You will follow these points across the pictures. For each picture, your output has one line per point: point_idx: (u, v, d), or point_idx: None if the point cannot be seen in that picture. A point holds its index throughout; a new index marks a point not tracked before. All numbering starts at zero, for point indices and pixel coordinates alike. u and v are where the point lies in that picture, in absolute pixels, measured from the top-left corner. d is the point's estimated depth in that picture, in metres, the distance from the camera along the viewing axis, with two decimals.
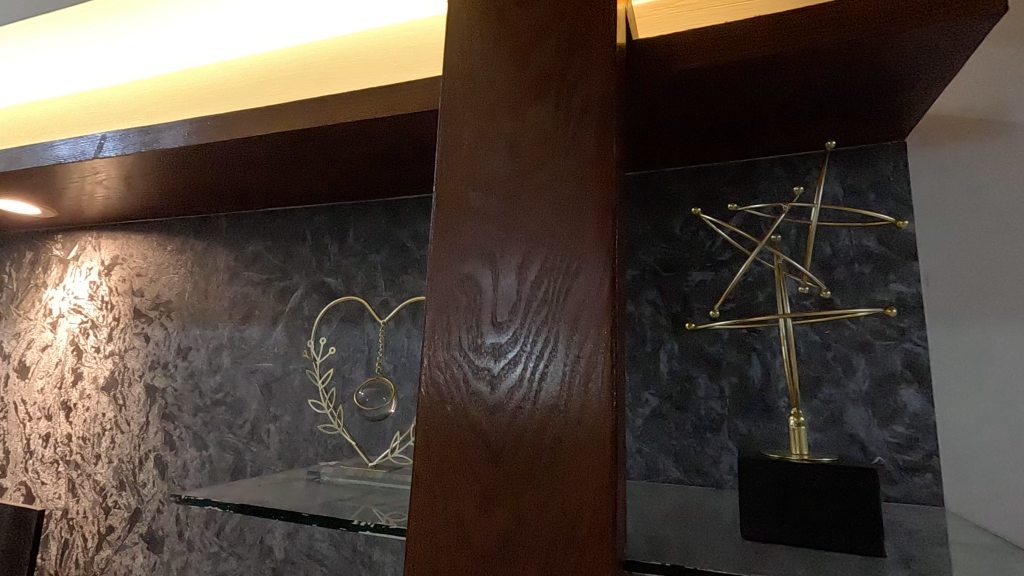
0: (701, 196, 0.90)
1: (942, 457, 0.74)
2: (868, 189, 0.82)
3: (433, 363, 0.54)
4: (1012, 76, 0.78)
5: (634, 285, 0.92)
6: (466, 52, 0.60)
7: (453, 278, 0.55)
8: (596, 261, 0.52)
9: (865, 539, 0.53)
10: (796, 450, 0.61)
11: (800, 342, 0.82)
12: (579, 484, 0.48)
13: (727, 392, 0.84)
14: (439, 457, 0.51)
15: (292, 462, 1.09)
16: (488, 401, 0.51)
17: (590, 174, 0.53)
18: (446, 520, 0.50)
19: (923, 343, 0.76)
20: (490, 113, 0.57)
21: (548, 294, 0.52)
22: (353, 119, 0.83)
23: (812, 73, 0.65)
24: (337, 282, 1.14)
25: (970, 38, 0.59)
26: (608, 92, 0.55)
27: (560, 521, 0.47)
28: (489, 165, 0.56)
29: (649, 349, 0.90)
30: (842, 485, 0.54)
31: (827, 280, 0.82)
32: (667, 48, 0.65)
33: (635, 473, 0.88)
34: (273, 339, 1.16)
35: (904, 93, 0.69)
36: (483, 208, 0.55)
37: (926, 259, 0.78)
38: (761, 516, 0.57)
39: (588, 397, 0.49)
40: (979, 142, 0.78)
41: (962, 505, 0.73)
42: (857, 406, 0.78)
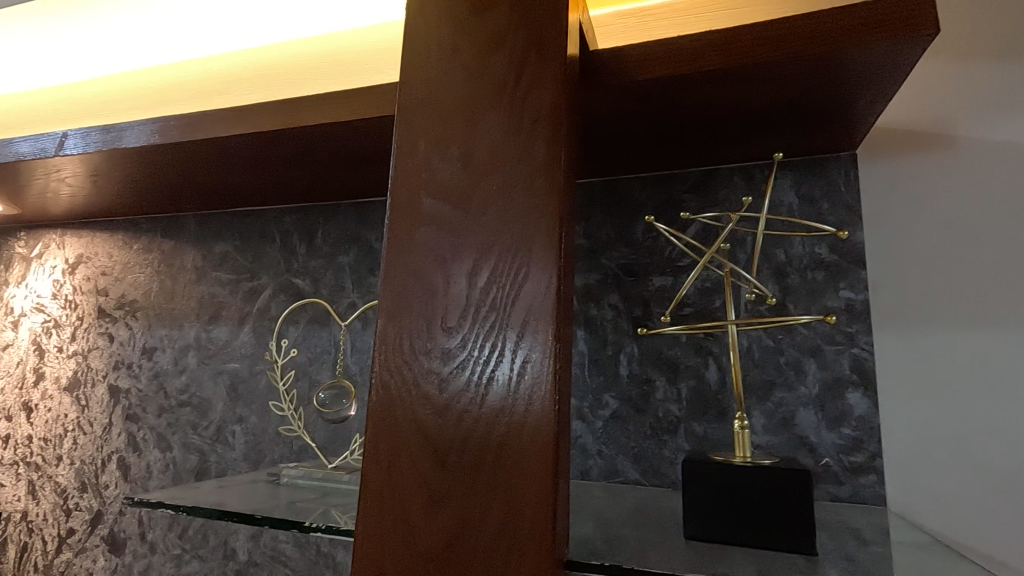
0: (662, 203, 0.92)
1: (886, 458, 0.77)
2: (822, 199, 0.85)
3: (384, 366, 0.55)
4: (954, 93, 0.82)
5: (596, 289, 0.94)
6: (424, 58, 0.61)
7: (406, 281, 0.56)
8: (543, 267, 0.53)
9: (801, 539, 0.55)
10: (741, 453, 0.63)
11: (755, 347, 0.84)
12: (522, 487, 0.49)
13: (684, 394, 0.86)
14: (387, 460, 0.52)
15: (257, 463, 1.09)
16: (436, 404, 0.52)
17: (539, 183, 0.54)
18: (393, 522, 0.51)
19: (870, 348, 0.79)
20: (445, 120, 0.58)
21: (497, 300, 0.53)
22: (317, 121, 0.84)
23: (763, 87, 0.67)
24: (305, 283, 1.14)
25: (909, 57, 0.61)
26: (559, 101, 0.56)
27: (503, 523, 0.49)
28: (442, 171, 0.57)
29: (610, 352, 0.91)
30: (780, 487, 0.56)
31: (781, 287, 0.84)
32: (622, 59, 0.67)
33: (595, 474, 0.89)
34: (240, 340, 1.16)
35: (850, 107, 0.72)
36: (436, 212, 0.56)
37: (873, 267, 0.81)
38: (703, 517, 0.58)
39: (534, 401, 0.51)
40: (925, 154, 0.82)
41: (902, 505, 0.75)
42: (808, 409, 0.80)
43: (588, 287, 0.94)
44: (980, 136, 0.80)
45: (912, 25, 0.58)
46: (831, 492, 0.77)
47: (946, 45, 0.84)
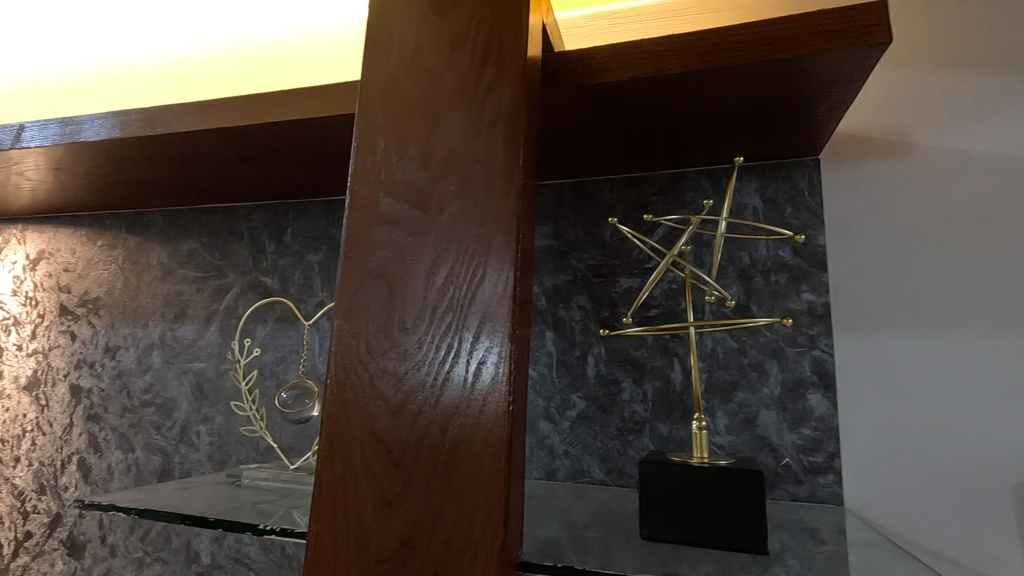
0: (630, 205, 0.92)
1: (844, 458, 0.78)
2: (786, 202, 0.86)
3: (339, 366, 0.54)
4: (912, 101, 0.84)
5: (565, 290, 0.94)
6: (385, 56, 0.61)
7: (364, 280, 0.55)
8: (500, 267, 0.53)
9: (753, 538, 0.56)
10: (698, 454, 0.64)
11: (719, 348, 0.85)
12: (476, 487, 0.49)
13: (650, 395, 0.87)
14: (341, 460, 0.52)
15: (222, 464, 1.07)
16: (391, 404, 0.52)
17: (498, 184, 0.54)
18: (346, 522, 0.51)
19: (830, 350, 0.80)
20: (404, 120, 0.58)
21: (453, 301, 0.53)
22: (282, 118, 0.83)
23: (725, 92, 0.68)
24: (273, 282, 1.12)
25: (865, 65, 0.62)
26: (519, 102, 0.56)
27: (456, 523, 0.48)
28: (402, 170, 0.57)
29: (578, 353, 0.92)
30: (734, 487, 0.57)
31: (745, 289, 0.85)
32: (586, 60, 0.67)
33: (561, 475, 0.89)
34: (206, 339, 1.14)
35: (811, 113, 0.73)
36: (394, 212, 0.56)
37: (834, 270, 0.82)
38: (658, 517, 0.59)
39: (488, 403, 0.50)
40: (884, 160, 0.83)
41: (859, 504, 0.77)
42: (769, 410, 0.81)
43: (556, 288, 0.94)
44: (937, 144, 0.82)
45: (866, 33, 0.59)
46: (791, 492, 0.79)
47: (905, 54, 0.86)
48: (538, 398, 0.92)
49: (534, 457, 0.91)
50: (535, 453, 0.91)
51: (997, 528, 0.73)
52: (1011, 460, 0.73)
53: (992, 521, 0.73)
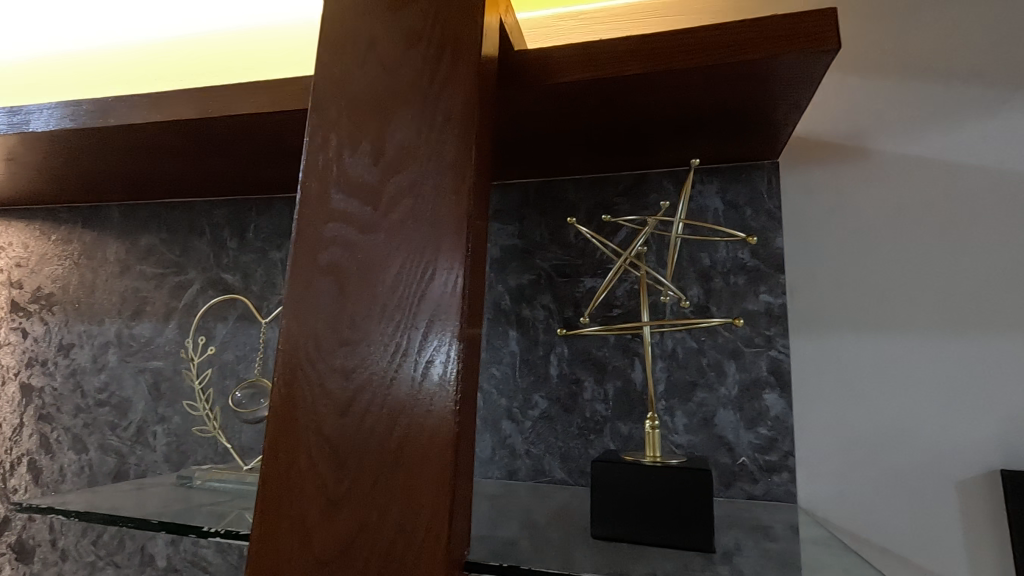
0: (594, 205, 0.93)
1: (798, 457, 0.79)
2: (745, 205, 0.87)
3: (286, 365, 0.53)
4: (868, 107, 0.86)
5: (529, 290, 0.94)
6: (340, 52, 0.60)
7: (314, 276, 0.54)
8: (449, 265, 0.52)
9: (700, 537, 0.56)
10: (650, 453, 0.64)
11: (679, 348, 0.86)
12: (420, 486, 0.48)
13: (611, 394, 0.88)
14: (287, 459, 0.51)
15: (178, 465, 1.05)
16: (338, 403, 0.51)
17: (449, 182, 0.54)
18: (290, 523, 0.50)
19: (786, 351, 0.82)
20: (358, 116, 0.57)
21: (403, 299, 0.52)
22: (240, 111, 0.81)
23: (682, 95, 0.68)
24: (235, 279, 1.10)
25: (814, 71, 0.63)
26: (472, 100, 0.55)
27: (400, 523, 0.48)
28: (354, 167, 0.56)
29: (541, 352, 0.92)
30: (684, 486, 0.57)
31: (705, 290, 0.86)
32: (544, 60, 0.67)
33: (522, 474, 0.89)
34: (164, 337, 1.11)
35: (767, 117, 0.74)
36: (345, 209, 0.55)
37: (791, 272, 0.84)
38: (608, 514, 0.59)
39: (435, 402, 0.50)
40: (841, 164, 0.85)
41: (811, 502, 0.78)
42: (727, 410, 0.82)
43: (521, 287, 0.94)
44: (890, 149, 0.84)
45: (816, 40, 0.60)
46: (746, 490, 0.80)
47: (862, 60, 0.88)
48: (501, 397, 0.92)
49: (496, 457, 0.91)
50: (497, 453, 0.91)
51: (943, 524, 0.75)
52: (955, 458, 0.76)
53: (937, 518, 0.75)
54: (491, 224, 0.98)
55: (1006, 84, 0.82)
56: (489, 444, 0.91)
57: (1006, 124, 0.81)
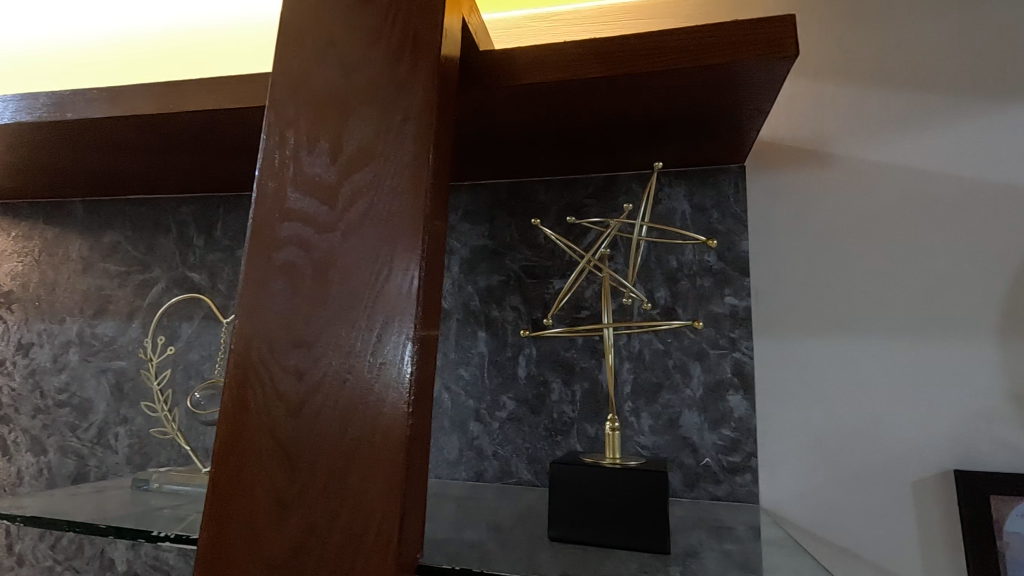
0: (564, 207, 0.93)
1: (760, 458, 0.80)
2: (712, 208, 0.87)
3: (239, 366, 0.52)
4: (832, 112, 0.87)
5: (498, 290, 0.94)
6: (300, 50, 0.59)
7: (268, 275, 0.54)
8: (404, 265, 0.51)
9: (656, 538, 0.57)
10: (610, 454, 0.65)
11: (645, 350, 0.86)
12: (371, 489, 0.48)
13: (579, 395, 0.88)
14: (237, 463, 0.50)
15: (140, 467, 1.02)
16: (291, 404, 0.50)
17: (406, 182, 0.53)
18: (239, 528, 0.49)
19: (749, 353, 0.83)
20: (316, 115, 0.57)
21: (358, 299, 0.52)
22: (202, 107, 0.79)
23: (646, 99, 0.68)
24: (201, 278, 1.08)
25: (775, 76, 0.64)
26: (431, 99, 0.55)
27: (350, 527, 0.47)
28: (311, 166, 0.55)
29: (510, 353, 0.92)
30: (641, 487, 0.58)
31: (672, 292, 0.87)
32: (508, 61, 0.67)
33: (489, 476, 0.89)
34: (128, 336, 1.09)
35: (731, 121, 0.74)
36: (301, 208, 0.55)
37: (755, 275, 0.85)
38: (566, 516, 0.59)
39: (388, 404, 0.49)
40: (805, 169, 0.86)
41: (773, 503, 0.79)
42: (691, 411, 0.83)
43: (490, 288, 0.94)
44: (852, 154, 0.86)
45: (776, 45, 0.61)
46: (710, 491, 0.80)
47: (828, 66, 0.89)
48: (469, 399, 0.92)
49: (463, 458, 0.90)
50: (464, 454, 0.91)
51: (899, 524, 0.76)
52: (912, 459, 0.77)
53: (894, 516, 0.76)
54: (461, 225, 0.97)
55: (963, 92, 0.84)
56: (456, 445, 0.91)
57: (962, 132, 0.83)
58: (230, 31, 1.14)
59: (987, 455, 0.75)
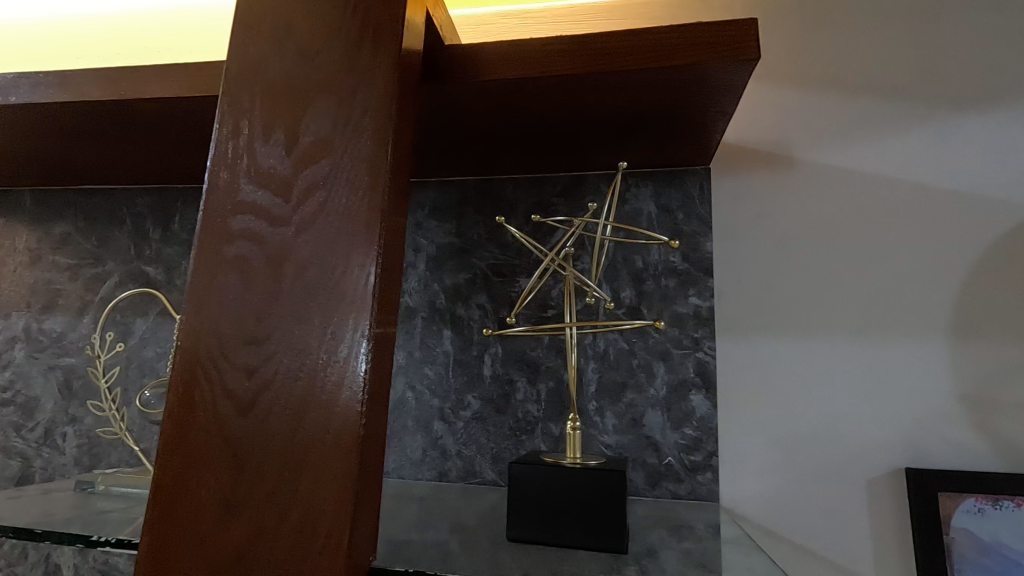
0: (532, 205, 0.92)
1: (721, 457, 0.81)
2: (678, 209, 0.88)
3: (185, 364, 0.50)
4: (795, 117, 0.89)
5: (465, 288, 0.93)
6: (257, 37, 0.57)
7: (219, 269, 0.52)
8: (360, 261, 0.50)
9: (614, 538, 0.57)
10: (571, 453, 0.65)
11: (611, 349, 0.86)
12: (321, 491, 0.46)
13: (544, 395, 0.88)
14: (182, 464, 0.48)
15: (89, 469, 0.98)
16: (239, 403, 0.49)
17: (364, 176, 0.52)
18: (183, 532, 0.47)
19: (712, 353, 0.84)
20: (272, 105, 0.55)
21: (311, 294, 0.50)
22: (156, 95, 0.76)
23: (611, 98, 0.68)
24: (157, 272, 1.04)
25: (739, 78, 0.64)
26: (391, 91, 0.53)
27: (299, 530, 0.46)
28: (266, 158, 0.54)
29: (475, 352, 0.91)
30: (600, 486, 0.58)
31: (637, 292, 0.87)
32: (474, 56, 0.66)
33: (453, 475, 0.88)
34: (78, 332, 1.04)
35: (697, 122, 0.75)
36: (254, 200, 0.53)
37: (719, 276, 0.86)
38: (525, 516, 0.59)
39: (340, 403, 0.48)
40: (768, 172, 0.88)
41: (732, 502, 0.80)
42: (654, 410, 0.83)
43: (456, 286, 0.93)
44: (814, 159, 0.87)
45: (738, 48, 0.61)
46: (672, 490, 0.81)
47: (793, 72, 0.90)
48: (433, 398, 0.91)
49: (427, 458, 0.89)
50: (427, 453, 0.89)
51: (853, 521, 0.78)
52: (866, 457, 0.79)
53: (848, 514, 0.78)
54: (428, 221, 0.96)
55: (919, 101, 0.86)
56: (420, 444, 0.90)
57: (918, 139, 0.85)
58: (193, 18, 1.10)
59: (936, 454, 0.77)
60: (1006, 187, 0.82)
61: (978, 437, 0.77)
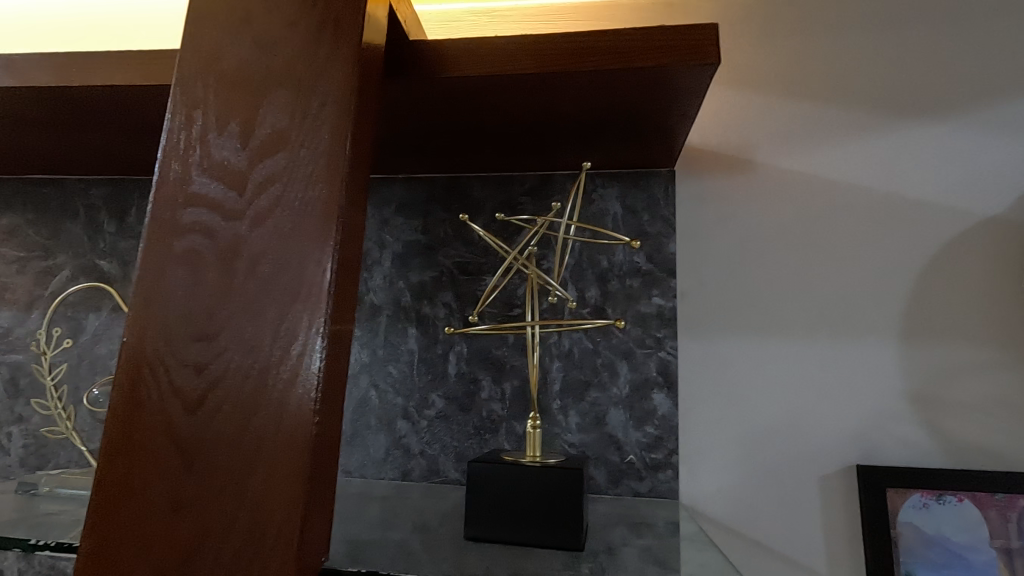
0: (499, 204, 0.92)
1: (681, 455, 0.82)
2: (643, 210, 0.89)
3: (131, 361, 0.48)
4: (758, 122, 0.91)
5: (430, 286, 0.92)
6: (213, 26, 0.56)
7: (169, 262, 0.50)
8: (316, 257, 0.49)
9: (571, 535, 0.57)
10: (531, 452, 0.65)
11: (575, 348, 0.87)
12: (272, 490, 0.45)
13: (508, 393, 0.88)
14: (126, 463, 0.47)
15: (35, 470, 0.94)
16: (188, 401, 0.47)
17: (321, 171, 0.51)
18: (126, 534, 0.45)
19: (674, 352, 0.85)
20: (228, 95, 0.54)
21: (265, 290, 0.49)
22: (109, 82, 0.74)
23: (576, 98, 0.69)
24: (112, 267, 1.01)
25: (701, 81, 0.65)
26: (350, 85, 0.52)
27: (248, 530, 0.45)
28: (220, 149, 0.52)
29: (440, 350, 0.90)
30: (559, 484, 0.58)
31: (602, 291, 0.88)
32: (438, 52, 0.65)
33: (416, 475, 0.88)
34: (25, 328, 1.00)
35: (662, 124, 0.76)
36: (207, 193, 0.51)
37: (682, 277, 0.87)
38: (483, 515, 0.59)
39: (292, 401, 0.47)
40: (730, 176, 0.89)
41: (691, 498, 0.81)
42: (617, 409, 0.84)
43: (422, 284, 0.92)
44: (775, 163, 0.89)
45: (699, 52, 0.62)
46: (633, 488, 0.82)
47: (757, 78, 0.92)
48: (397, 397, 0.90)
49: (390, 457, 0.88)
50: (390, 453, 0.89)
51: (806, 516, 0.80)
52: (820, 454, 0.81)
53: (802, 509, 0.80)
54: (395, 218, 0.95)
55: (875, 110, 0.89)
56: (383, 444, 0.89)
57: (873, 146, 0.88)
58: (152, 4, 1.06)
59: (886, 451, 0.80)
60: (953, 194, 0.85)
61: (925, 435, 0.80)
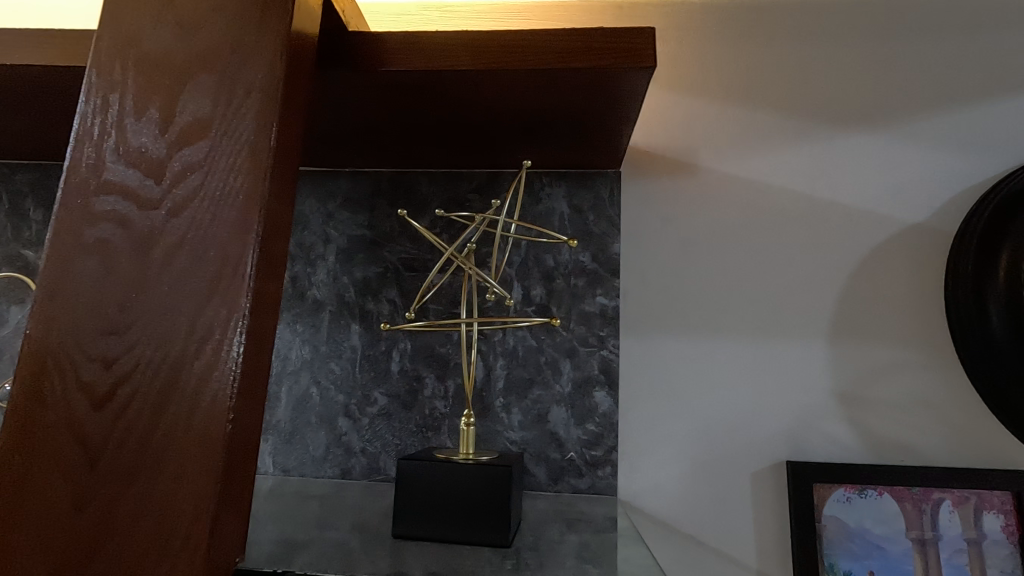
0: (446, 200, 0.91)
1: (620, 452, 0.84)
2: (588, 210, 0.90)
3: (35, 355, 0.46)
4: (701, 127, 0.93)
5: (374, 282, 0.91)
6: (133, 8, 0.53)
7: (80, 252, 0.48)
8: (236, 249, 0.48)
9: (498, 532, 0.57)
10: (463, 450, 0.65)
11: (520, 346, 0.87)
12: (181, 488, 0.44)
13: (452, 391, 0.87)
14: (27, 462, 0.44)
15: None
16: (95, 397, 0.45)
17: (243, 161, 0.49)
18: (22, 535, 0.43)
19: (616, 351, 0.86)
20: (147, 80, 0.51)
21: (181, 282, 0.47)
22: (27, 61, 0.70)
23: (517, 96, 0.69)
24: (37, 256, 0.96)
25: (640, 84, 0.66)
26: (276, 74, 0.51)
27: (154, 530, 0.43)
28: (137, 136, 0.50)
29: (383, 347, 0.89)
30: (489, 482, 0.58)
31: (547, 290, 0.88)
32: (377, 44, 0.65)
33: (356, 473, 0.86)
34: None
35: (605, 125, 0.76)
36: (122, 181, 0.49)
37: (625, 277, 0.88)
38: (413, 513, 0.59)
39: (206, 397, 0.45)
40: (674, 178, 0.91)
41: (629, 494, 0.83)
42: (559, 407, 0.85)
43: (366, 280, 0.91)
44: (717, 168, 0.91)
45: (635, 55, 0.63)
46: (573, 485, 0.83)
47: (701, 82, 0.94)
48: (338, 394, 0.88)
49: (330, 455, 0.87)
50: (330, 450, 0.87)
51: (739, 511, 0.82)
52: (753, 451, 0.83)
53: (735, 504, 0.82)
54: (340, 212, 0.93)
55: (812, 118, 0.92)
56: (323, 441, 0.87)
57: (809, 153, 0.91)
58: None
59: (814, 448, 0.83)
60: (881, 201, 0.89)
61: (851, 432, 0.83)
